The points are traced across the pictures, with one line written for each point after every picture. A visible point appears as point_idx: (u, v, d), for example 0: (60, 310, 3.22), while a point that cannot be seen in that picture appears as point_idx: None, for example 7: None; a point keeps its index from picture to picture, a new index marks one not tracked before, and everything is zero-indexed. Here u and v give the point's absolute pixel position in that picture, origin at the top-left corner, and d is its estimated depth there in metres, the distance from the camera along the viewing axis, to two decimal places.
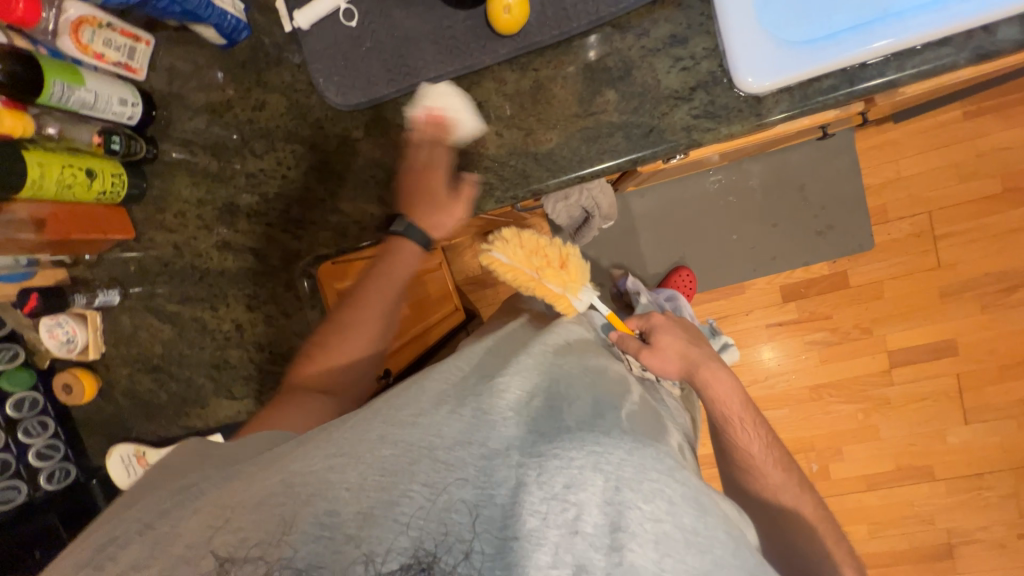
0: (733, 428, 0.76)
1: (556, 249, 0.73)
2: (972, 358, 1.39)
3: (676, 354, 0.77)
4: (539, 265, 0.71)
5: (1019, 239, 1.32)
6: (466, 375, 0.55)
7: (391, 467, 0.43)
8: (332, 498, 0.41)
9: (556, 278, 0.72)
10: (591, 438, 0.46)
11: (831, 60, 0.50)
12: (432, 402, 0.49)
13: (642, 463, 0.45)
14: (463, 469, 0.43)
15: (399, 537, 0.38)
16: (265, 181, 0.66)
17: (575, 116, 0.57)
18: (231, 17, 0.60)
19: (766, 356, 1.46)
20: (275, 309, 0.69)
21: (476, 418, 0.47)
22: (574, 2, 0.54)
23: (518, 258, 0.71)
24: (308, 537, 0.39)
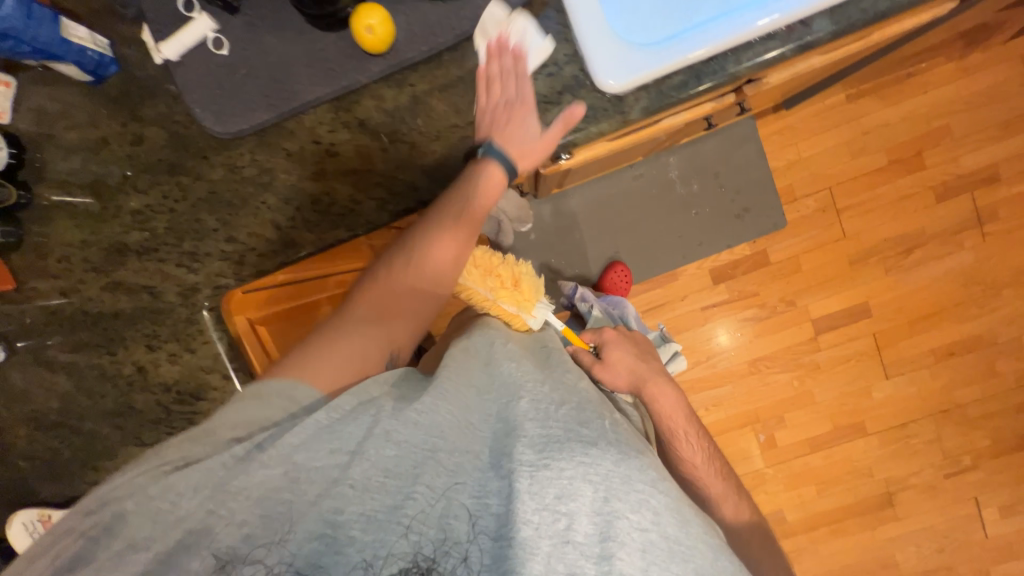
0: (679, 441, 0.80)
1: (508, 269, 0.75)
2: (884, 318, 1.51)
3: (626, 370, 0.81)
4: (489, 283, 0.73)
5: (908, 205, 1.45)
6: (460, 367, 0.55)
7: (395, 469, 0.43)
8: (336, 499, 0.41)
9: (508, 297, 0.74)
10: (586, 449, 0.49)
11: (675, 58, 0.55)
12: (430, 399, 0.49)
13: (629, 474, 0.49)
14: (464, 476, 0.45)
15: (403, 535, 0.40)
16: (152, 216, 0.64)
17: (455, 126, 0.59)
18: (93, 52, 0.58)
19: (722, 339, 1.53)
20: (179, 346, 0.67)
21: (469, 426, 0.49)
22: (439, 19, 0.56)
23: (466, 274, 0.72)
24: (308, 537, 0.39)
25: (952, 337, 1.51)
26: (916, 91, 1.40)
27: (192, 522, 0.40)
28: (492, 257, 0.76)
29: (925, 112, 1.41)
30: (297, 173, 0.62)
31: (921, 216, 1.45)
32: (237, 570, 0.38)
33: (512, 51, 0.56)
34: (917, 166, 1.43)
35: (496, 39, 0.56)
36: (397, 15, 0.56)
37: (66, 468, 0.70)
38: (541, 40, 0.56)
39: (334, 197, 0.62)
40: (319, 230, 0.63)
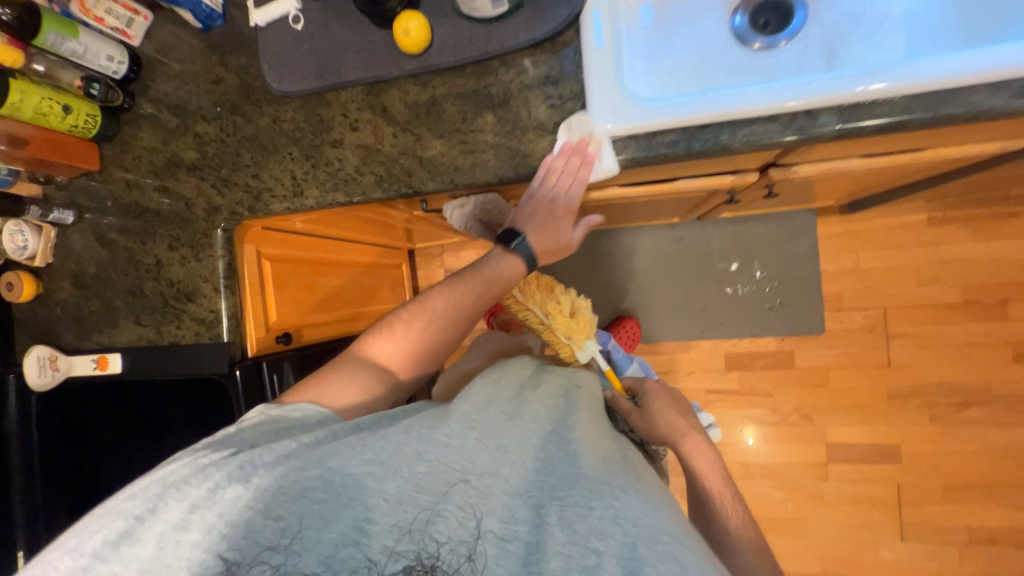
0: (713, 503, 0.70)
1: (568, 305, 0.86)
2: (914, 470, 1.31)
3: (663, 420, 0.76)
4: (547, 310, 0.85)
5: (975, 354, 1.27)
6: (491, 396, 0.59)
7: (428, 487, 0.48)
8: (374, 504, 0.46)
9: (561, 327, 0.84)
10: (617, 487, 0.49)
11: (670, 116, 0.57)
12: (466, 425, 0.53)
13: (657, 523, 0.47)
14: (488, 507, 0.48)
15: (430, 548, 0.44)
16: (207, 143, 0.77)
17: (457, 130, 0.65)
18: (206, 6, 0.73)
19: (749, 438, 1.41)
20: (191, 253, 0.78)
21: (500, 451, 0.52)
22: (470, 37, 0.63)
23: (530, 299, 0.86)
24: (344, 541, 0.44)
25: (995, 521, 1.27)
26: (1015, 234, 1.24)
27: (237, 511, 0.45)
28: (557, 292, 0.88)
29: (1021, 259, 1.24)
30: (321, 135, 0.71)
31: (988, 371, 1.27)
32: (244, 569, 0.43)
33: (581, 154, 0.61)
34: (997, 315, 1.26)
35: (576, 142, 0.61)
36: (437, 27, 0.64)
37: (80, 324, 0.83)
38: (610, 162, 0.60)
39: (343, 164, 0.70)
40: (324, 188, 0.71)
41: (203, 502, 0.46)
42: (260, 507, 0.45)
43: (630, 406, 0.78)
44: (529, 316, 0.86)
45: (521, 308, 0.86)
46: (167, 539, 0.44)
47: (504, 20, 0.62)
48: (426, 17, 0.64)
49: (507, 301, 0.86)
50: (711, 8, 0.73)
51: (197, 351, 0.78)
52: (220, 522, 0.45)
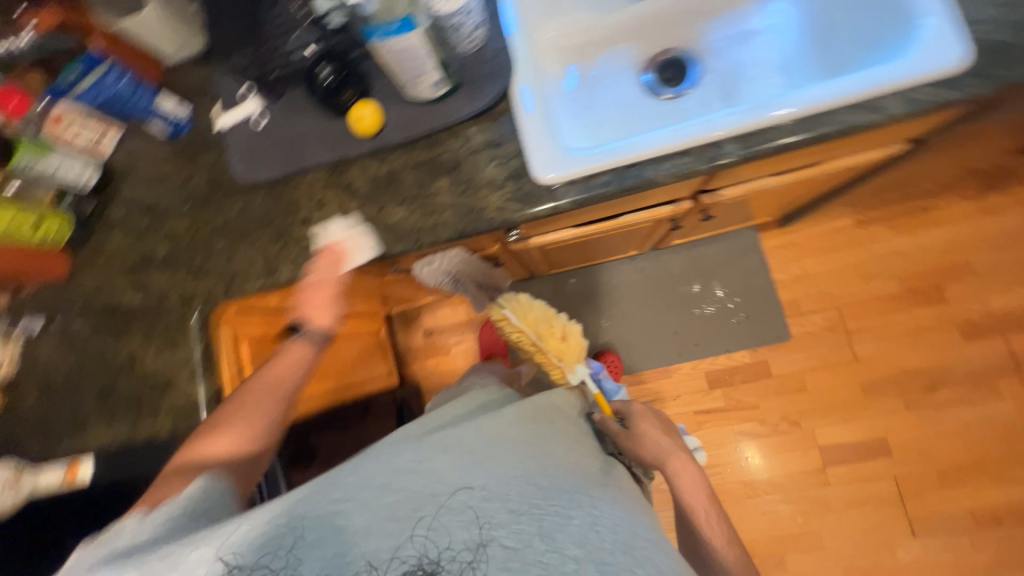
0: (698, 521, 0.74)
1: (561, 330, 0.90)
2: (906, 461, 1.34)
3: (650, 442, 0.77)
4: (540, 333, 0.90)
5: (928, 338, 1.36)
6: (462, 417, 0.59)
7: (398, 513, 0.47)
8: (351, 531, 0.46)
9: (553, 351, 0.89)
10: (591, 498, 0.54)
11: (599, 160, 0.65)
12: (436, 445, 0.52)
13: (630, 529, 0.52)
14: (468, 520, 0.47)
15: (427, 552, 0.45)
16: (179, 236, 0.81)
17: (417, 195, 0.72)
18: (174, 116, 0.80)
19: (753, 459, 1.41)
20: (166, 344, 0.79)
21: (472, 464, 0.51)
22: (418, 116, 0.71)
23: (524, 322, 0.90)
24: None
25: (995, 500, 1.29)
26: (931, 224, 1.38)
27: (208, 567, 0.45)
28: (553, 315, 0.92)
29: (943, 245, 1.37)
30: (290, 215, 0.76)
31: (944, 352, 1.35)
32: None
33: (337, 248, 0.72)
34: (937, 299, 1.36)
35: (338, 242, 0.72)
36: (388, 111, 0.72)
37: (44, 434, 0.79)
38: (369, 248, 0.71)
39: (313, 239, 0.75)
40: (295, 263, 0.75)
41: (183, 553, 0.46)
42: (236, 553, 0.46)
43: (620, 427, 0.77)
44: (524, 337, 0.91)
45: (516, 330, 0.91)
46: None
47: (447, 99, 0.71)
48: (378, 103, 0.72)
49: (503, 324, 0.92)
50: (622, 73, 0.86)
51: (175, 443, 0.76)
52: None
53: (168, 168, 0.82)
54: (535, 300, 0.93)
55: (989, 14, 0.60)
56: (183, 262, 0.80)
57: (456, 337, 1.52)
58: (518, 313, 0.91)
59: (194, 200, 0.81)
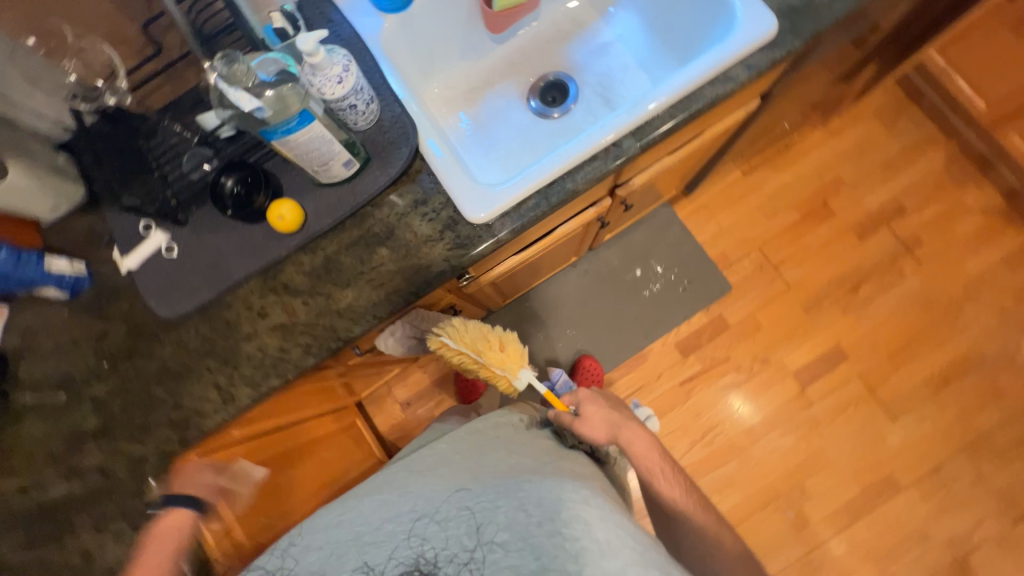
0: (658, 479, 0.80)
1: (500, 341, 0.86)
2: (862, 357, 1.49)
3: (601, 421, 0.84)
4: (481, 352, 0.85)
5: (835, 248, 1.55)
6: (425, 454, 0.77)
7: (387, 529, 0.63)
8: (360, 553, 0.62)
9: (497, 365, 0.86)
10: (525, 486, 0.64)
11: (520, 188, 0.69)
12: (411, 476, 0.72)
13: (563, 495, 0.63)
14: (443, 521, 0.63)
15: (421, 554, 0.60)
16: (110, 399, 0.72)
17: (360, 273, 0.71)
18: (70, 275, 0.72)
19: (740, 408, 1.49)
20: (127, 524, 0.69)
21: (436, 480, 0.69)
22: (337, 198, 0.71)
23: (462, 345, 0.85)
24: None
25: (939, 363, 1.47)
26: (799, 156, 1.60)
27: None
28: (488, 329, 0.87)
29: (815, 170, 1.59)
30: (232, 335, 0.71)
31: (852, 256, 1.54)
32: None
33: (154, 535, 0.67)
34: (828, 215, 1.57)
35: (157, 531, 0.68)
36: (305, 202, 0.71)
37: None
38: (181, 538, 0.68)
39: (265, 351, 0.71)
40: (254, 382, 0.70)
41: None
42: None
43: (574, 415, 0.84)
44: (465, 359, 0.86)
45: (456, 355, 0.86)
46: None
47: (361, 174, 0.72)
48: (292, 197, 0.71)
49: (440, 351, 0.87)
50: (510, 106, 0.93)
51: None
52: None
53: (78, 331, 0.74)
54: (464, 319, 0.86)
55: None
56: (123, 427, 0.71)
57: (436, 397, 1.48)
58: (451, 337, 0.85)
59: (116, 356, 0.73)
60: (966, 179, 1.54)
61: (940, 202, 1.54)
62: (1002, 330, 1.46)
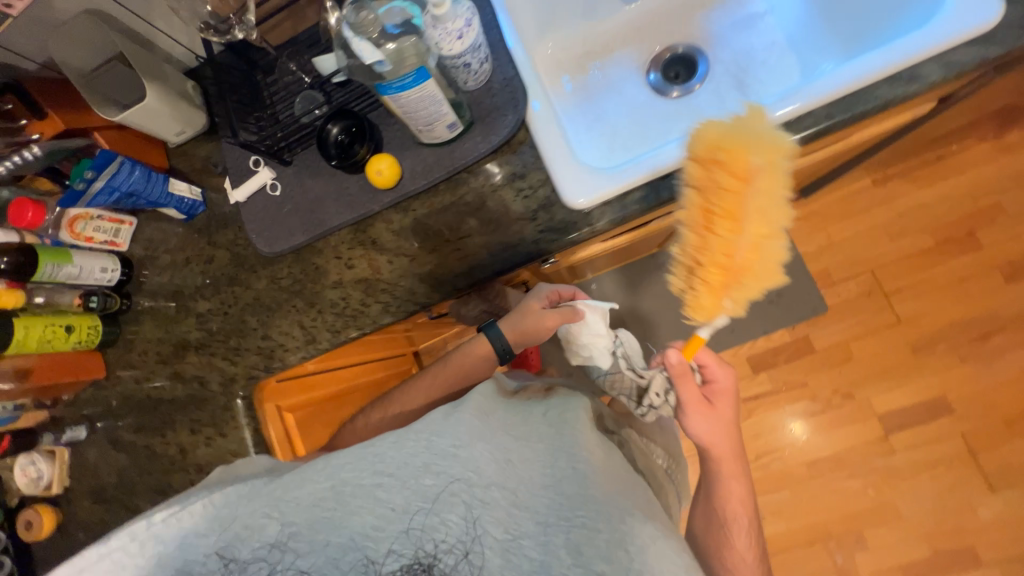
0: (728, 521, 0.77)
1: (765, 196, 0.54)
2: (971, 416, 1.29)
3: (720, 428, 0.75)
4: (728, 183, 0.54)
5: (970, 287, 1.32)
6: (488, 403, 0.61)
7: (434, 496, 0.50)
8: (372, 527, 0.49)
9: (734, 221, 0.54)
10: (636, 527, 0.52)
11: (629, 177, 0.63)
12: (475, 435, 0.55)
13: (656, 549, 0.52)
14: (487, 518, 0.50)
15: (422, 548, 0.48)
16: (211, 318, 0.79)
17: (447, 240, 0.70)
18: (188, 199, 0.77)
19: (795, 429, 1.38)
20: (215, 431, 0.77)
21: (506, 464, 0.54)
22: (435, 160, 0.69)
23: (715, 154, 0.54)
24: (353, 543, 0.49)
25: None
26: (952, 171, 1.34)
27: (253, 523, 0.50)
28: (772, 161, 0.53)
29: (969, 191, 1.33)
30: (321, 280, 0.74)
31: (991, 299, 1.30)
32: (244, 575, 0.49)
33: None
34: (972, 246, 1.32)
35: None
36: (403, 159, 0.70)
37: None
38: None
39: (347, 301, 0.73)
40: (334, 328, 0.73)
41: (224, 543, 0.50)
42: (269, 543, 0.49)
43: (697, 400, 0.73)
44: (701, 181, 0.56)
45: (701, 159, 0.55)
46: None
47: (463, 138, 0.69)
48: (393, 153, 0.70)
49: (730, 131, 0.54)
50: (629, 75, 0.85)
51: None
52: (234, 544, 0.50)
53: (191, 250, 0.81)
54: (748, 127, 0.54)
55: None
56: (219, 345, 0.78)
57: None
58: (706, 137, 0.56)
59: (219, 280, 0.79)
60: None
61: None
62: None
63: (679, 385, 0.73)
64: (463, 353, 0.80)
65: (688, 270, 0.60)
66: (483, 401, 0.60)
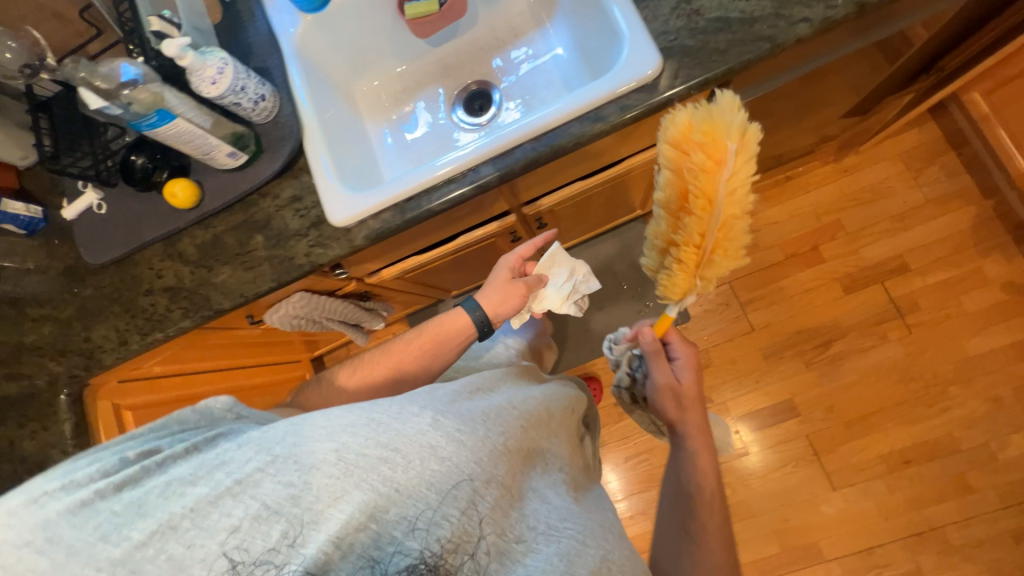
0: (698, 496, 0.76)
1: (732, 187, 0.59)
2: (815, 418, 1.39)
3: (686, 392, 0.81)
4: (709, 166, 0.59)
5: (815, 297, 1.42)
6: (493, 398, 0.65)
7: (436, 484, 0.52)
8: (403, 510, 0.51)
9: (712, 211, 0.60)
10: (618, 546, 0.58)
11: (375, 199, 0.73)
12: (480, 422, 0.59)
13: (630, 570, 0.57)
14: (488, 515, 0.53)
15: (428, 550, 0.50)
16: (46, 321, 0.88)
17: (238, 254, 0.79)
18: (25, 216, 0.86)
19: (738, 437, 1.42)
20: (39, 425, 0.84)
21: (506, 461, 0.57)
22: (227, 183, 0.79)
23: (688, 145, 0.60)
24: (354, 528, 0.49)
25: (902, 442, 1.33)
26: (797, 191, 1.47)
27: (261, 489, 0.50)
28: (744, 147, 0.58)
29: (813, 209, 1.45)
30: (134, 288, 0.83)
31: (832, 308, 1.41)
32: (244, 559, 0.47)
33: None
34: (816, 260, 1.44)
35: None
36: (201, 183, 0.80)
37: None
38: None
39: (155, 307, 0.82)
40: (144, 331, 0.82)
41: (212, 498, 0.49)
42: (261, 507, 0.49)
43: (668, 378, 0.80)
44: (679, 164, 0.61)
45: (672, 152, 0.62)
46: (169, 533, 0.48)
47: (250, 164, 0.78)
48: (193, 178, 0.80)
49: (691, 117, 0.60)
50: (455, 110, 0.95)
51: None
52: (235, 508, 0.49)
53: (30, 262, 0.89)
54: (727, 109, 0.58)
55: (675, 23, 0.67)
56: (51, 346, 0.86)
57: None
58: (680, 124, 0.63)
59: (53, 287, 0.88)
60: (990, 247, 1.35)
61: (950, 270, 1.36)
62: (987, 421, 1.30)
63: (653, 363, 0.80)
64: (436, 325, 0.88)
65: (663, 248, 0.68)
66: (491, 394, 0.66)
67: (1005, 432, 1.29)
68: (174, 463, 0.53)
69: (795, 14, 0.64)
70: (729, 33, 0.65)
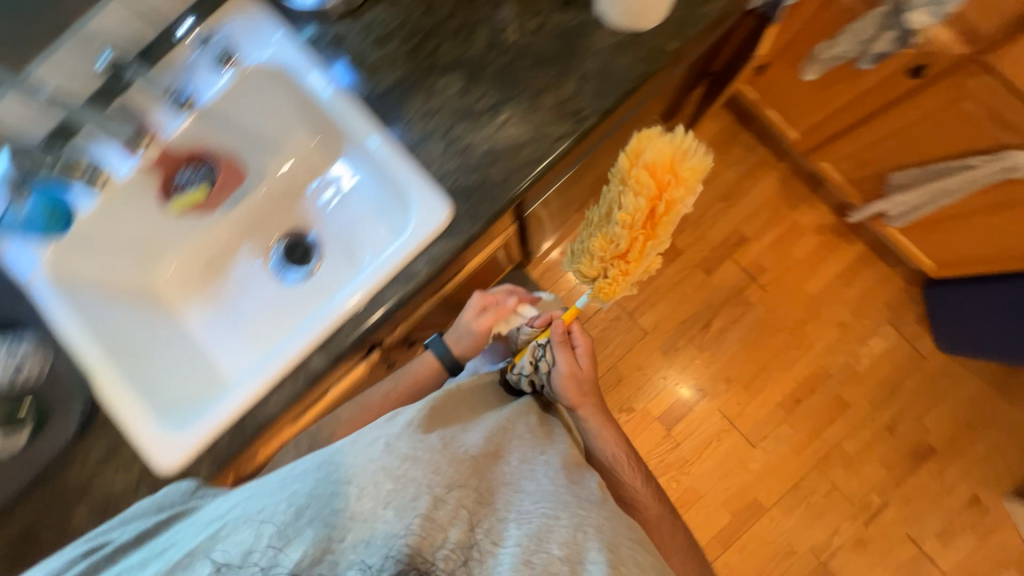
0: (621, 468, 0.81)
1: (665, 223, 0.64)
2: (720, 392, 1.54)
3: (585, 379, 0.78)
4: (664, 196, 0.62)
5: (685, 286, 1.57)
6: (461, 414, 0.71)
7: (397, 500, 0.57)
8: (373, 529, 0.56)
9: (651, 238, 0.66)
10: (589, 509, 0.62)
11: (202, 430, 0.66)
12: (440, 437, 0.63)
13: (604, 529, 0.60)
14: (457, 515, 0.58)
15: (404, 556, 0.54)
16: None
17: (55, 542, 0.65)
18: None
19: (684, 393, 1.54)
20: None
21: (468, 466, 0.62)
22: (19, 463, 0.66)
23: (653, 177, 0.62)
24: (322, 559, 0.53)
25: (789, 386, 1.53)
26: None
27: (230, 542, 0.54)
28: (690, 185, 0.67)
29: None
30: None
31: (701, 292, 1.57)
32: None
33: None
34: (675, 254, 1.58)
35: None
36: None
37: None
38: None
39: None
40: None
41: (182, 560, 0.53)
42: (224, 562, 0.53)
43: (569, 366, 0.76)
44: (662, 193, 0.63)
45: (627, 174, 0.64)
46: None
47: (41, 434, 0.67)
48: None
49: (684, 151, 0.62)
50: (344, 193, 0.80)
51: None
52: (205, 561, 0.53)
53: None
54: (691, 152, 0.62)
55: (451, 163, 0.68)
56: None
57: None
58: (639, 146, 0.64)
59: None
60: (797, 200, 1.57)
61: (776, 228, 1.58)
62: (841, 343, 1.54)
63: (557, 352, 0.75)
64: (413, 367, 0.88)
65: (591, 257, 0.69)
66: (459, 406, 0.71)
67: (856, 346, 1.54)
68: (114, 556, 0.58)
69: (553, 132, 0.67)
70: (503, 163, 0.68)
